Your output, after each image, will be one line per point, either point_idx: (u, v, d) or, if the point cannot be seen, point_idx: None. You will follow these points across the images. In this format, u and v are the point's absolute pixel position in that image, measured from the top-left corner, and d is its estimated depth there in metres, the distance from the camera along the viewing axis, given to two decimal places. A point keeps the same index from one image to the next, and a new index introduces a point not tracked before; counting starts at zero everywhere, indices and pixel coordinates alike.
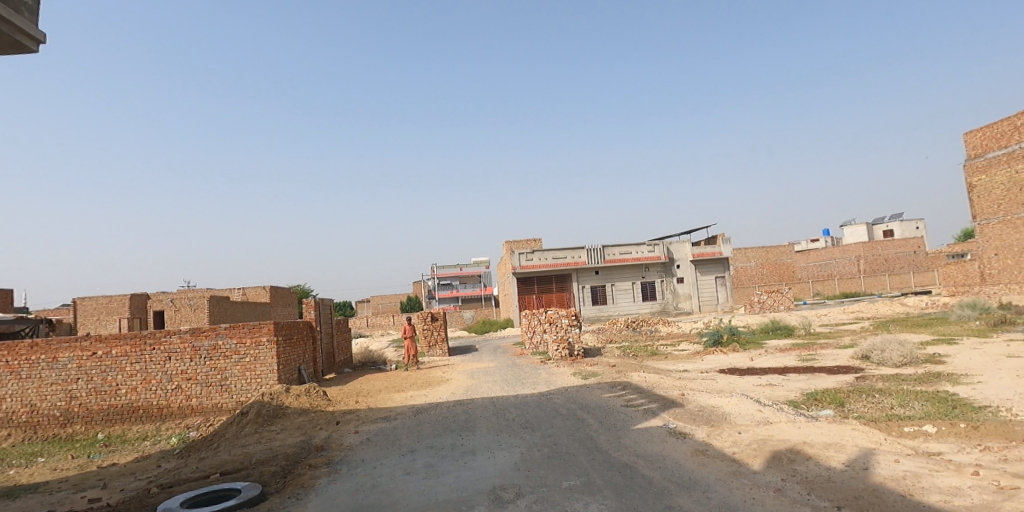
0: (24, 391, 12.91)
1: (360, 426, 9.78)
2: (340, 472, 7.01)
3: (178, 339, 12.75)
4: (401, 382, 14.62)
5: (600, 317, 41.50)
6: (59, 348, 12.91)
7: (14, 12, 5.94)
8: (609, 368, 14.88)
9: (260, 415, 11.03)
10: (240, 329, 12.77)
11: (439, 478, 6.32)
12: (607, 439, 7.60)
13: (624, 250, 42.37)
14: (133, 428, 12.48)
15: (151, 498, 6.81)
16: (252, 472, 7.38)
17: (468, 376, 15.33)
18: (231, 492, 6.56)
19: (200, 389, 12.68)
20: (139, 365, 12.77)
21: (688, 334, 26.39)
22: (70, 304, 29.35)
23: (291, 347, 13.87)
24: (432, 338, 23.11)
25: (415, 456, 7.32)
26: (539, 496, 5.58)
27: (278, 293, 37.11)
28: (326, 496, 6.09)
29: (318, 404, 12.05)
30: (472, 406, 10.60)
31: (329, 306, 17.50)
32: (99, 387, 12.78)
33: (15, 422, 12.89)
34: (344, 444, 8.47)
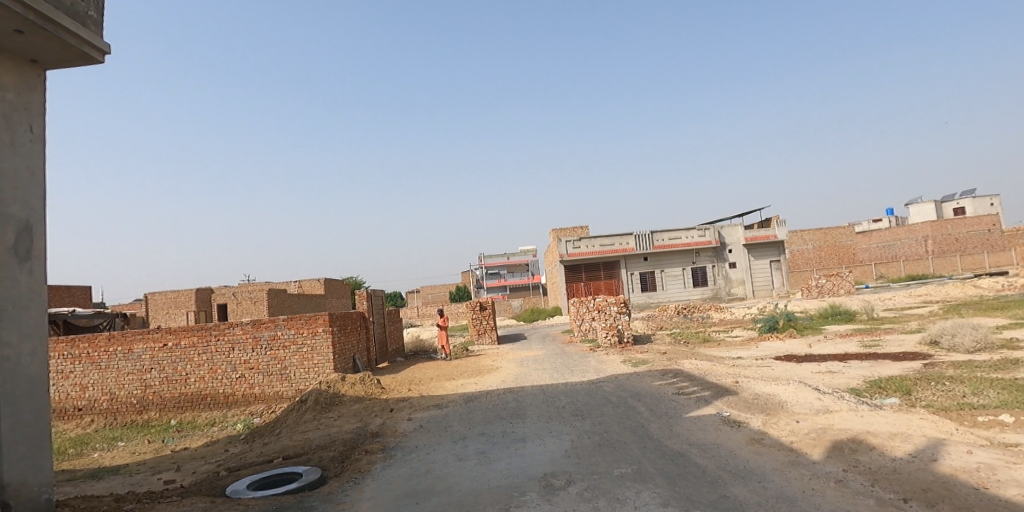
0: (104, 380, 13.83)
1: (413, 413, 10.01)
2: (395, 457, 7.22)
3: (241, 330, 13.37)
4: (452, 371, 14.86)
5: (650, 303, 40.96)
6: (133, 340, 13.75)
7: (81, 25, 5.79)
8: (661, 355, 14.69)
9: (319, 402, 11.50)
10: (298, 320, 13.30)
11: (491, 465, 6.42)
12: (659, 427, 7.52)
13: (674, 235, 41.51)
14: (202, 415, 13.17)
15: (220, 480, 7.22)
16: (313, 457, 7.70)
17: (517, 364, 15.45)
18: (292, 475, 6.84)
19: (262, 378, 13.27)
20: (206, 355, 13.45)
21: (742, 320, 25.76)
22: (141, 298, 31.14)
23: (346, 336, 14.32)
24: (482, 326, 23.33)
25: (468, 443, 7.44)
26: (590, 483, 5.59)
27: (332, 284, 38.27)
28: (382, 481, 6.28)
29: (373, 392, 12.40)
30: (523, 394, 10.68)
31: (381, 297, 17.99)
32: (171, 376, 13.55)
33: (96, 408, 13.82)
34: (398, 431, 8.72)
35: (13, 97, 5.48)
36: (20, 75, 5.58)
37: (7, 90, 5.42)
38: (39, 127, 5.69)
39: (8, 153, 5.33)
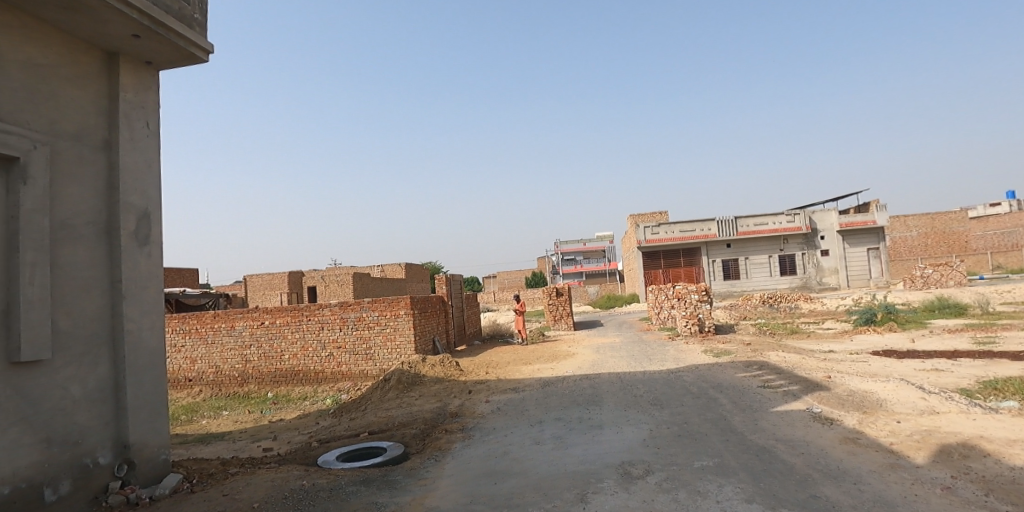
0: (210, 354, 15.07)
1: (491, 396, 10.20)
2: (473, 437, 7.41)
3: (329, 311, 14.13)
4: (529, 355, 14.99)
5: (733, 292, 39.34)
6: (235, 318, 14.88)
7: (188, 27, 6.21)
8: (744, 346, 14.10)
9: (402, 381, 11.99)
10: (381, 303, 13.87)
11: (567, 450, 6.45)
12: (742, 420, 7.24)
13: (760, 221, 39.53)
14: (295, 389, 14.09)
15: (313, 450, 7.71)
16: (396, 434, 8.05)
17: (594, 351, 15.35)
18: (377, 450, 7.18)
19: (349, 356, 13.98)
20: (299, 334, 14.34)
21: (834, 311, 24.22)
22: (241, 280, 33.58)
23: (426, 319, 14.79)
24: (558, 312, 23.33)
25: (544, 428, 7.51)
26: (670, 474, 5.48)
27: (413, 269, 39.56)
28: (461, 459, 6.47)
29: (452, 374, 12.76)
30: (599, 381, 10.62)
31: (460, 281, 18.42)
32: (268, 352, 14.56)
33: (204, 380, 15.11)
34: (477, 412, 8.93)
35: (132, 97, 6.01)
36: (137, 77, 6.11)
37: (127, 91, 5.93)
38: (154, 123, 6.24)
39: (130, 148, 5.88)
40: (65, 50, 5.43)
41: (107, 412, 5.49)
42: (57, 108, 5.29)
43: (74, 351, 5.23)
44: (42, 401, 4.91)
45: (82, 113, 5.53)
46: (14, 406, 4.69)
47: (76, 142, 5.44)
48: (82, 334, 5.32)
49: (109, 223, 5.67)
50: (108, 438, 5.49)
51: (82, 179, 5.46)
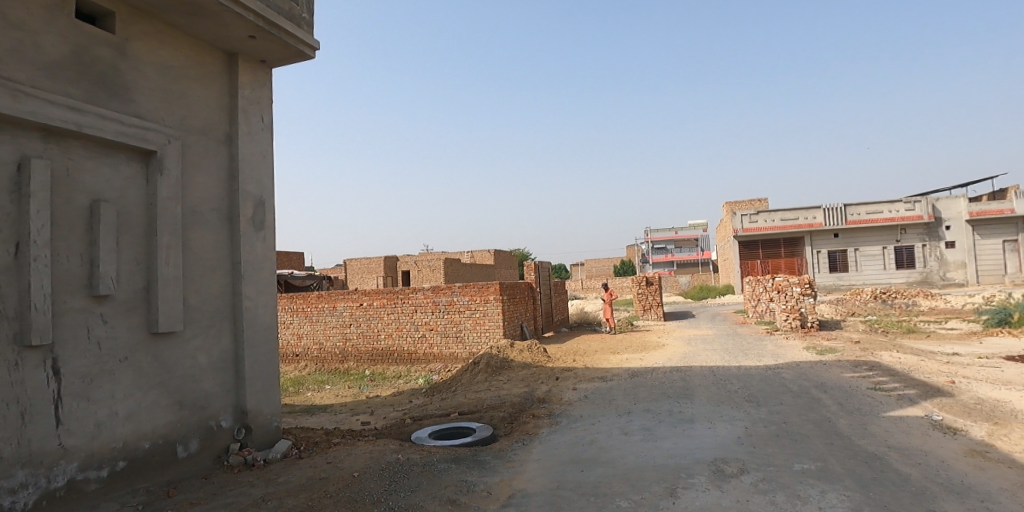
0: (315, 331, 16.16)
1: (578, 383, 10.19)
2: (560, 424, 7.44)
3: (423, 294, 14.69)
4: (617, 345, 14.82)
5: (840, 286, 36.54)
6: (337, 299, 15.84)
7: (297, 26, 6.58)
8: (852, 344, 13.12)
9: (490, 365, 12.26)
10: (472, 288, 14.22)
11: (656, 443, 6.32)
12: (849, 424, 6.75)
13: (874, 209, 36.42)
14: (390, 368, 14.81)
15: (407, 427, 8.09)
16: (485, 415, 8.27)
17: (685, 342, 14.91)
18: (467, 430, 7.41)
19: (440, 339, 14.47)
20: (394, 315, 15.03)
21: (960, 310, 21.92)
22: (341, 263, 35.64)
23: (515, 305, 14.99)
24: (647, 302, 22.83)
25: (633, 418, 7.40)
26: (766, 475, 5.23)
27: (501, 256, 40.13)
28: (548, 445, 6.53)
29: (540, 360, 12.87)
30: (691, 374, 10.30)
31: (547, 269, 18.47)
32: (366, 332, 15.40)
33: (309, 355, 16.24)
34: (564, 399, 8.96)
35: (250, 93, 6.51)
36: (254, 75, 6.60)
37: (245, 88, 6.43)
38: (268, 117, 6.72)
39: (248, 140, 6.39)
40: (194, 52, 5.96)
41: (228, 381, 6.05)
42: (187, 106, 5.84)
43: (201, 324, 5.79)
44: (176, 368, 5.51)
45: (207, 109, 6.06)
46: (153, 372, 5.29)
47: (203, 136, 5.98)
48: (208, 309, 5.89)
49: (230, 209, 6.20)
50: (229, 404, 6.06)
51: (208, 168, 6.00)
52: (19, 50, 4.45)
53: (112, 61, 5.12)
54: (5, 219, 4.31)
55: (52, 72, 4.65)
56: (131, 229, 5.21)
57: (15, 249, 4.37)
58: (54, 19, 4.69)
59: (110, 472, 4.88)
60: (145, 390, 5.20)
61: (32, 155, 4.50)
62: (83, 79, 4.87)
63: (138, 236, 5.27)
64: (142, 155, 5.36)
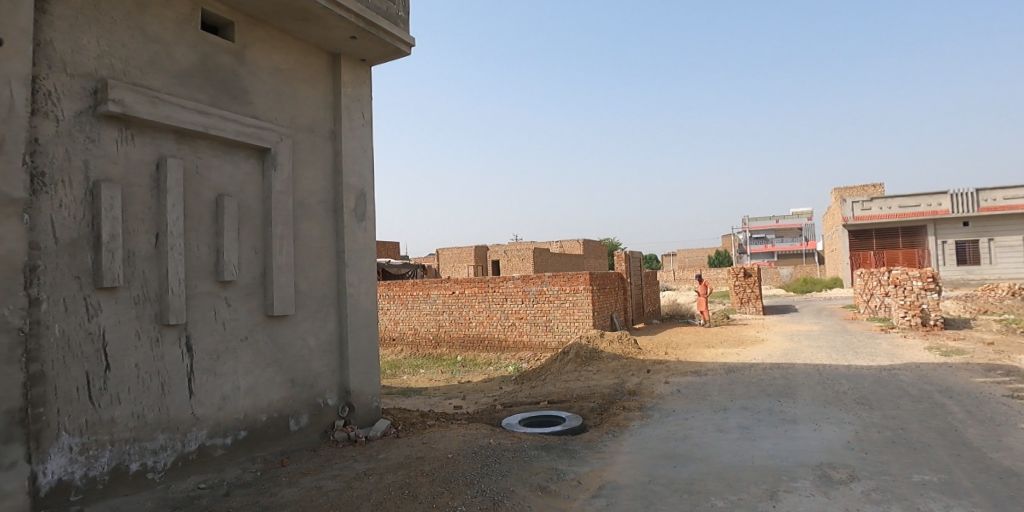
0: (410, 317, 16.86)
1: (670, 377, 9.93)
2: (652, 418, 7.30)
3: (512, 284, 14.89)
4: (712, 338, 14.28)
5: (969, 280, 32.85)
6: (431, 287, 16.42)
7: (394, 25, 6.82)
8: (985, 345, 11.81)
9: (579, 355, 12.23)
10: (561, 278, 14.23)
11: (755, 442, 6.03)
12: (980, 433, 6.09)
13: (1013, 194, 32.44)
14: (481, 355, 15.18)
15: (498, 412, 8.27)
16: (574, 405, 8.27)
17: (787, 338, 14.08)
18: (557, 419, 7.45)
19: (530, 327, 14.62)
20: (485, 304, 15.36)
21: None
22: (434, 253, 36.83)
23: (605, 296, 14.83)
24: (745, 294, 21.76)
25: (729, 416, 7.11)
26: (880, 484, 4.85)
27: (591, 246, 39.73)
28: (639, 438, 6.43)
29: (630, 351, 12.66)
30: (793, 372, 9.72)
31: (638, 259, 18.09)
32: (458, 319, 15.86)
33: (405, 340, 16.98)
34: (655, 392, 8.78)
35: (352, 91, 6.87)
36: (355, 74, 6.95)
37: (347, 86, 6.78)
38: (368, 113, 7.06)
39: (350, 136, 6.75)
40: (302, 55, 6.36)
41: (334, 361, 6.47)
42: (297, 105, 6.25)
43: (310, 309, 6.23)
44: (289, 348, 5.97)
45: (315, 108, 6.46)
46: (269, 351, 5.76)
47: (311, 133, 6.38)
48: (316, 295, 6.31)
49: (335, 201, 6.60)
50: (335, 384, 6.49)
51: (315, 163, 6.41)
52: (156, 61, 4.96)
53: (232, 67, 5.58)
54: (148, 212, 4.85)
55: (183, 80, 5.15)
56: (250, 220, 5.68)
57: (156, 239, 4.90)
58: (184, 31, 5.18)
59: (234, 440, 5.39)
60: (262, 367, 5.68)
61: (168, 155, 5.01)
62: (209, 85, 5.36)
63: (256, 226, 5.74)
64: (259, 152, 5.81)
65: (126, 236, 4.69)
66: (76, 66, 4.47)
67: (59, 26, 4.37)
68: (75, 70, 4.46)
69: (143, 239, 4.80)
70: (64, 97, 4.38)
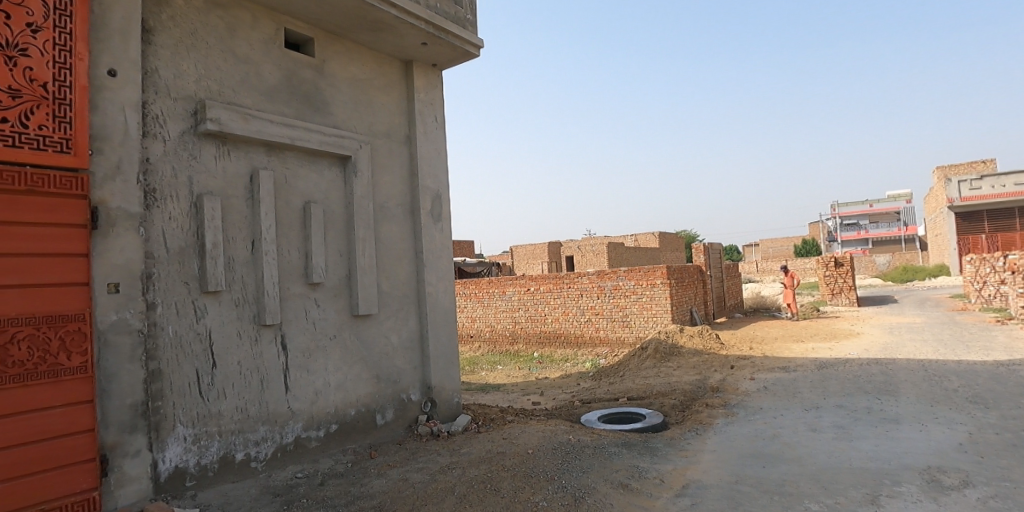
0: (487, 315, 17.12)
1: (756, 373, 9.52)
2: (738, 415, 7.03)
3: (588, 279, 14.80)
4: (801, 332, 13.55)
5: None
6: (506, 284, 16.59)
7: (463, 28, 6.93)
8: None
9: (659, 351, 11.97)
10: (638, 272, 13.98)
11: (853, 443, 5.67)
12: None
13: None
14: (558, 351, 15.18)
15: (576, 409, 8.26)
16: (655, 402, 8.12)
17: (885, 331, 13.12)
18: (637, 416, 7.34)
19: (606, 323, 14.47)
20: (560, 300, 15.35)
21: None
22: (508, 250, 37.17)
23: (684, 289, 14.43)
24: (837, 285, 20.46)
25: (823, 414, 6.73)
26: (999, 491, 4.43)
27: (667, 239, 38.75)
28: (725, 436, 6.22)
29: (712, 347, 12.25)
30: (894, 368, 9.05)
31: (718, 251, 17.47)
32: (534, 316, 15.94)
33: (483, 337, 17.26)
34: (740, 389, 8.45)
35: (425, 96, 7.06)
36: (427, 79, 7.14)
37: (420, 92, 6.98)
38: (441, 116, 7.23)
39: (424, 140, 6.94)
40: (377, 64, 6.61)
41: (416, 358, 6.70)
42: (374, 113, 6.50)
43: (392, 308, 6.47)
44: (374, 345, 6.24)
45: (391, 115, 6.70)
46: (356, 349, 6.05)
47: (387, 139, 6.62)
48: (398, 295, 6.55)
49: (413, 204, 6.82)
50: (418, 380, 6.71)
51: (392, 168, 6.64)
52: (247, 80, 5.32)
53: (314, 80, 5.89)
54: (244, 220, 5.22)
55: (271, 96, 5.50)
56: (335, 225, 5.98)
57: (252, 245, 5.25)
58: (270, 50, 5.53)
59: (326, 433, 5.70)
60: (350, 364, 5.97)
61: (260, 167, 5.37)
62: (294, 99, 5.69)
63: (340, 230, 6.03)
64: (341, 160, 6.10)
65: (226, 244, 5.07)
66: (178, 90, 4.87)
67: (162, 55, 4.78)
68: (178, 94, 4.86)
69: (241, 246, 5.17)
70: (169, 119, 4.79)
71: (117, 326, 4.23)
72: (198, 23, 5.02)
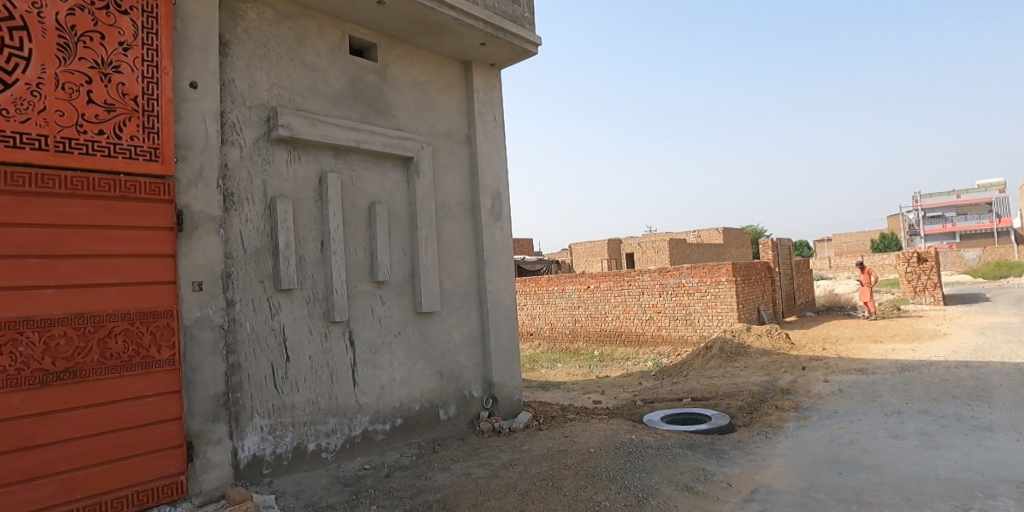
0: (547, 312, 17.12)
1: (831, 375, 9.07)
2: (811, 419, 6.72)
3: (649, 277, 14.54)
4: (879, 332, 12.79)
5: None
6: (566, 282, 16.53)
7: (521, 27, 6.95)
8: None
9: (724, 350, 11.60)
10: (701, 269, 13.60)
11: (940, 452, 5.30)
12: None
13: None
14: (619, 349, 15.00)
15: (639, 408, 8.14)
16: (721, 403, 7.88)
17: (976, 332, 12.19)
18: (702, 417, 7.15)
19: (669, 321, 14.16)
20: (621, 297, 15.15)
21: None
22: (567, 248, 37.03)
23: (751, 287, 13.92)
24: (920, 282, 19.16)
25: (906, 420, 6.33)
26: None
27: (733, 234, 37.45)
28: (796, 441, 5.95)
29: (782, 347, 11.75)
30: (987, 371, 8.39)
31: (788, 247, 16.74)
32: (594, 314, 15.81)
33: (543, 334, 17.29)
34: (813, 391, 8.07)
35: (484, 96, 7.14)
36: (486, 79, 7.21)
37: (479, 92, 7.06)
38: (500, 116, 7.28)
39: (484, 139, 7.01)
40: (437, 66, 6.73)
41: (477, 355, 6.79)
42: (434, 115, 6.63)
43: (454, 305, 6.58)
44: (436, 342, 6.37)
45: (451, 116, 6.81)
46: (420, 345, 6.19)
47: (448, 139, 6.74)
48: (459, 292, 6.66)
49: (473, 202, 6.91)
50: (479, 376, 6.80)
51: (453, 168, 6.75)
52: (315, 87, 5.55)
53: (377, 84, 6.07)
54: (314, 221, 5.45)
55: (337, 101, 5.70)
56: (399, 225, 6.14)
57: (321, 245, 5.48)
58: (336, 57, 5.74)
59: (392, 427, 5.88)
60: (414, 360, 6.12)
61: (328, 170, 5.59)
62: (359, 104, 5.88)
63: (403, 230, 6.19)
64: (403, 161, 6.26)
65: (298, 244, 5.31)
66: (253, 99, 5.14)
67: (238, 66, 5.06)
68: (253, 102, 5.13)
69: (311, 246, 5.40)
70: (245, 126, 5.06)
71: (201, 322, 4.52)
72: (270, 34, 5.28)
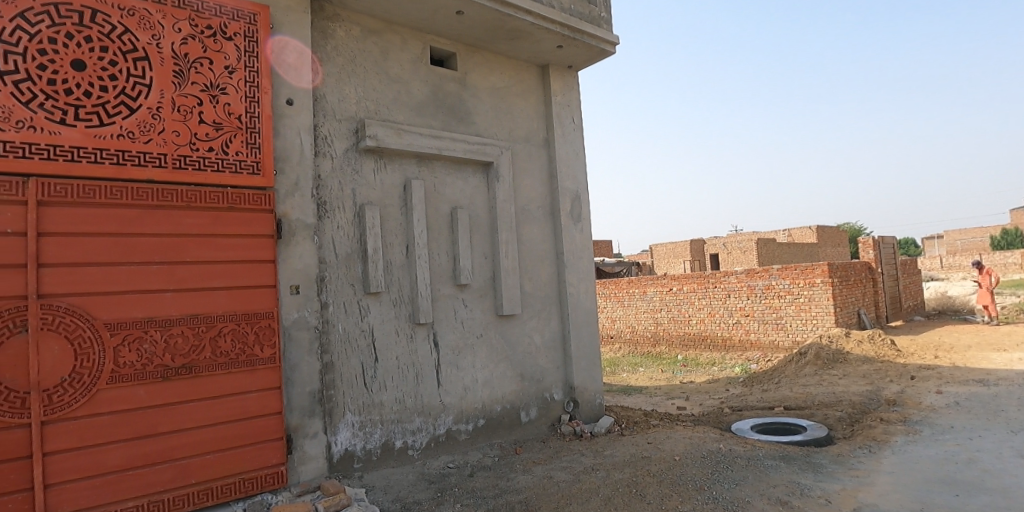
0: (627, 315, 16.83)
1: (945, 385, 8.28)
2: (922, 434, 6.17)
3: (736, 279, 13.94)
4: (1003, 339, 11.54)
5: None
6: (647, 284, 16.18)
7: (598, 27, 6.88)
8: None
9: (820, 357, 10.91)
10: (793, 270, 12.86)
11: None
12: None
13: None
14: (704, 354, 14.48)
15: (726, 416, 7.81)
16: (817, 413, 7.40)
17: None
18: (797, 428, 6.75)
19: (758, 325, 13.50)
20: (705, 300, 14.62)
21: None
22: (648, 249, 36.20)
23: (849, 289, 13.00)
24: None
25: None
26: None
27: (828, 233, 35.13)
28: (905, 457, 5.49)
29: (886, 354, 10.88)
30: None
31: (892, 246, 15.48)
32: (677, 317, 15.36)
33: (623, 337, 17.01)
34: (924, 403, 7.42)
35: (562, 98, 7.13)
36: (564, 81, 7.19)
37: (557, 94, 7.06)
38: (578, 117, 7.25)
39: (563, 142, 7.01)
40: (514, 72, 6.80)
41: (558, 358, 6.79)
42: (513, 119, 6.70)
43: (535, 308, 6.62)
44: (518, 344, 6.43)
45: (529, 119, 6.86)
46: (502, 348, 6.28)
47: (527, 143, 6.79)
48: (540, 295, 6.69)
49: (553, 205, 6.92)
50: (560, 379, 6.80)
51: (532, 171, 6.79)
52: (399, 98, 5.77)
53: (457, 92, 6.23)
54: (400, 227, 5.67)
55: (420, 110, 5.90)
56: (480, 229, 6.26)
57: (407, 250, 5.69)
58: (418, 68, 5.94)
59: (474, 427, 5.99)
60: (496, 362, 6.21)
61: (412, 177, 5.79)
62: (440, 112, 6.06)
63: (485, 234, 6.30)
64: (484, 166, 6.37)
65: (385, 249, 5.54)
66: (342, 112, 5.42)
67: (329, 82, 5.35)
68: (342, 115, 5.41)
69: (397, 251, 5.62)
70: (336, 138, 5.35)
71: (298, 323, 4.81)
72: (357, 50, 5.55)
